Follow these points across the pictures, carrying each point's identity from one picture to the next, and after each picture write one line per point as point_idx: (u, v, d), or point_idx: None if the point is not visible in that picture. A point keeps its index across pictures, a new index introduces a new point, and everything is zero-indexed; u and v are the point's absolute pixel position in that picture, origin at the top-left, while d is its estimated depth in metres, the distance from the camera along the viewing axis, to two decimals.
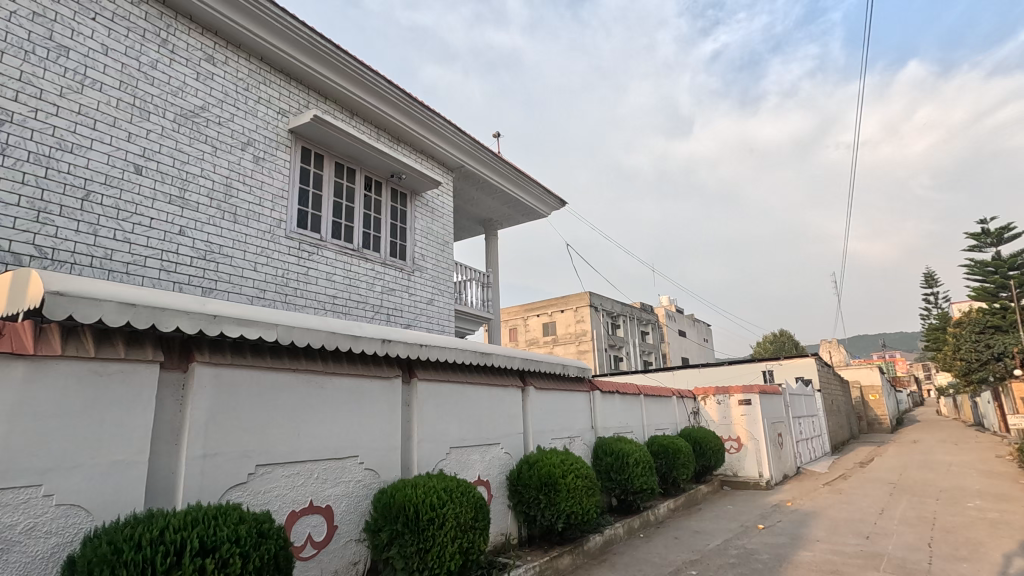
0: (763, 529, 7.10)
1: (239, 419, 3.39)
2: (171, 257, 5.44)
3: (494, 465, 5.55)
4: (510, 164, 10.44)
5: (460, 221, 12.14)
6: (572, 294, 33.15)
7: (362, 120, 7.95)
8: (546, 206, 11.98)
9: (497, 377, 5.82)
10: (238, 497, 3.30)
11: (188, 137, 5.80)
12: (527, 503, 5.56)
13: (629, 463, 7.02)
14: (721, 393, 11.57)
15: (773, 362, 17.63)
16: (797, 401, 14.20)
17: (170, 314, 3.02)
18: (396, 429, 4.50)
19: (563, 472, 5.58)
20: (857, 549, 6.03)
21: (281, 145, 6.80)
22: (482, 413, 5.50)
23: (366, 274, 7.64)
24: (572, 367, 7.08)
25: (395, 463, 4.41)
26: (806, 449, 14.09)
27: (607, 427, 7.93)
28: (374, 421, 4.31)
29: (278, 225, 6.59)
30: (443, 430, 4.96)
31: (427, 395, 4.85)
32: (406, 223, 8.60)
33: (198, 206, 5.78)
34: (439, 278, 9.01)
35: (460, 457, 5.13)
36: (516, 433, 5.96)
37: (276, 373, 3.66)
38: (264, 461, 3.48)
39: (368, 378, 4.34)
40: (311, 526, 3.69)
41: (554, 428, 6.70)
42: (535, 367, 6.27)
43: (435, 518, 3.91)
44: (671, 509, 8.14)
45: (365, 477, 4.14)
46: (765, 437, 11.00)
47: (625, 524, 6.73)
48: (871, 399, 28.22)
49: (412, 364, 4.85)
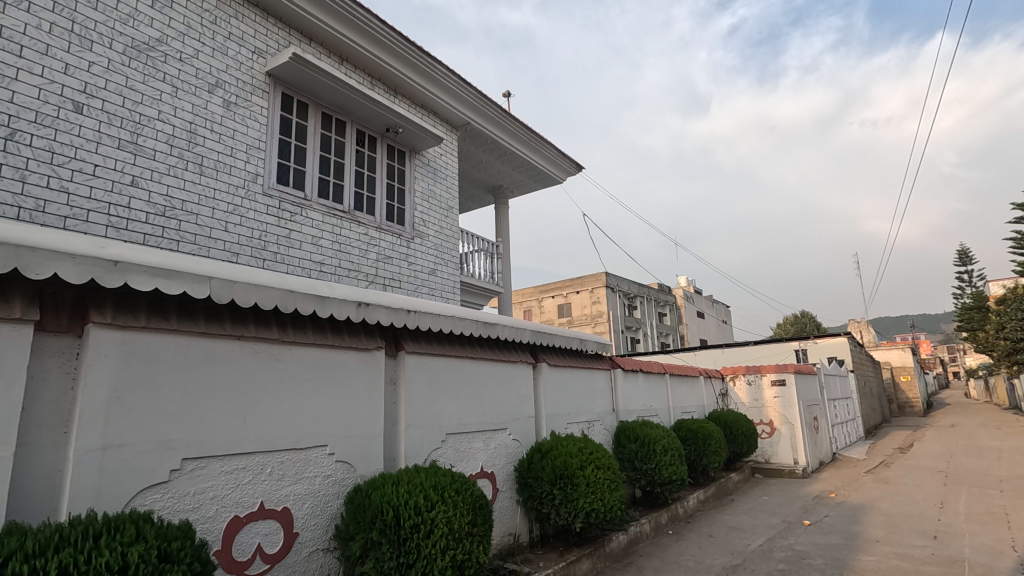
0: (810, 525, 6.24)
1: (158, 401, 2.58)
2: (122, 212, 4.65)
3: (500, 454, 4.73)
4: (521, 122, 9.48)
5: (468, 188, 11.23)
6: (587, 275, 32.17)
7: (353, 67, 7.05)
8: (561, 170, 11.01)
9: (504, 353, 4.99)
10: (156, 500, 2.51)
11: (141, 74, 4.97)
12: (538, 499, 4.74)
13: (656, 451, 6.18)
14: (751, 373, 10.65)
15: (803, 342, 16.58)
16: (832, 381, 13.22)
17: (45, 257, 2.22)
18: (378, 412, 3.68)
19: (581, 463, 4.77)
20: (927, 554, 5.15)
21: (256, 89, 5.93)
22: (486, 393, 4.68)
23: (359, 240, 6.81)
24: (590, 342, 6.22)
25: (377, 454, 3.61)
26: (841, 433, 13.14)
27: (630, 410, 7.08)
28: (350, 402, 3.51)
29: (254, 179, 5.77)
30: (437, 413, 4.14)
31: (418, 371, 4.04)
32: (404, 183, 7.73)
33: (155, 154, 4.97)
34: (442, 246, 8.16)
35: (459, 445, 4.31)
36: (526, 416, 5.14)
37: (214, 342, 2.83)
38: (195, 455, 2.67)
39: (341, 350, 3.51)
40: (262, 535, 2.89)
41: (570, 411, 5.87)
42: (549, 341, 5.43)
43: (420, 525, 3.09)
44: (701, 502, 7.30)
45: (337, 472, 3.33)
46: (801, 420, 10.08)
47: (651, 520, 5.92)
48: (902, 381, 27.04)
49: (399, 335, 4.02)
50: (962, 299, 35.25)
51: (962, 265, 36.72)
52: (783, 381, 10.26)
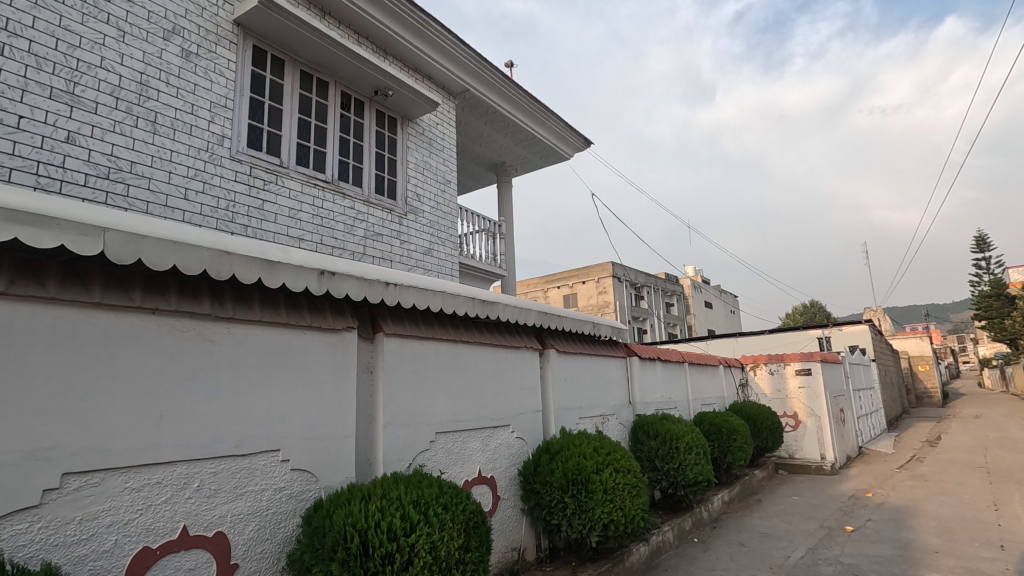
0: (854, 532, 5.53)
1: (25, 395, 1.88)
2: (54, 172, 3.96)
3: (501, 456, 4.02)
4: (525, 90, 8.71)
5: (468, 166, 10.48)
6: (594, 265, 31.35)
7: (336, 22, 6.30)
8: (568, 145, 10.24)
9: (505, 337, 4.28)
10: (19, 533, 1.82)
11: (79, 12, 4.23)
12: (547, 508, 4.04)
13: (679, 448, 5.48)
14: (774, 362, 9.94)
15: (822, 330, 15.81)
16: (856, 371, 12.47)
17: None
18: (348, 408, 2.98)
19: (597, 466, 4.07)
20: (1000, 569, 4.44)
21: (221, 39, 5.19)
22: (485, 384, 3.97)
23: (343, 214, 6.09)
24: (604, 327, 5.50)
25: (347, 460, 2.90)
26: (866, 425, 12.41)
27: (647, 403, 6.37)
28: (311, 396, 2.80)
29: (219, 141, 5.04)
30: (424, 408, 3.44)
31: (399, 357, 3.33)
32: (396, 153, 7.00)
33: (98, 107, 4.25)
34: (439, 224, 7.44)
35: (452, 446, 3.60)
36: (531, 410, 4.42)
37: (115, 316, 2.13)
38: (83, 467, 1.98)
39: (300, 331, 2.80)
40: (185, 571, 2.19)
41: (582, 404, 5.16)
42: (557, 323, 4.71)
43: (395, 555, 2.38)
44: (726, 503, 6.59)
45: (293, 485, 2.63)
46: (828, 413, 9.34)
47: (675, 527, 5.21)
48: (920, 371, 26.21)
49: (377, 314, 3.31)
50: (979, 286, 34.33)
51: (979, 251, 35.66)
52: (809, 371, 9.53)
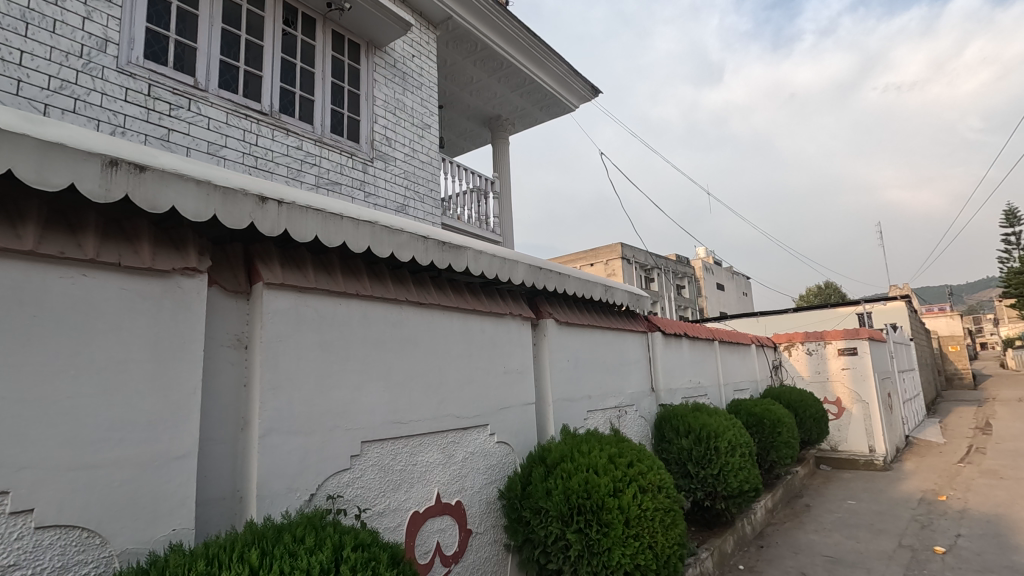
0: (947, 555, 4.24)
1: None
2: None
3: (473, 470, 2.77)
4: (520, 21, 7.30)
5: (458, 120, 9.14)
6: (602, 247, 29.87)
7: None
8: (572, 93, 8.84)
9: (481, 300, 3.01)
10: None
11: None
12: (542, 549, 2.80)
13: (719, 450, 4.22)
14: (812, 341, 8.65)
15: (857, 307, 14.37)
16: (900, 351, 11.11)
17: None
18: (187, 407, 1.71)
19: (614, 486, 2.79)
20: None
21: None
22: (448, 367, 2.70)
23: (285, 154, 4.82)
24: (618, 292, 4.23)
25: (180, 498, 1.65)
26: (911, 412, 11.05)
27: (673, 390, 5.11)
28: (98, 389, 1.53)
29: (100, 47, 3.75)
30: (341, 406, 2.17)
31: (294, 325, 2.05)
32: (359, 86, 5.67)
33: None
34: (416, 175, 6.13)
35: (392, 463, 2.34)
36: (520, 403, 3.16)
37: None
38: None
39: (72, 270, 1.52)
40: None
41: (592, 392, 3.90)
42: (554, 282, 3.42)
43: None
44: (769, 512, 5.35)
45: (39, 560, 1.38)
46: (878, 399, 8.02)
47: (715, 552, 3.97)
48: (952, 352, 24.65)
49: (254, 254, 2.06)
50: (1010, 263, 32.49)
51: (1009, 225, 33.65)
52: (854, 350, 8.20)
